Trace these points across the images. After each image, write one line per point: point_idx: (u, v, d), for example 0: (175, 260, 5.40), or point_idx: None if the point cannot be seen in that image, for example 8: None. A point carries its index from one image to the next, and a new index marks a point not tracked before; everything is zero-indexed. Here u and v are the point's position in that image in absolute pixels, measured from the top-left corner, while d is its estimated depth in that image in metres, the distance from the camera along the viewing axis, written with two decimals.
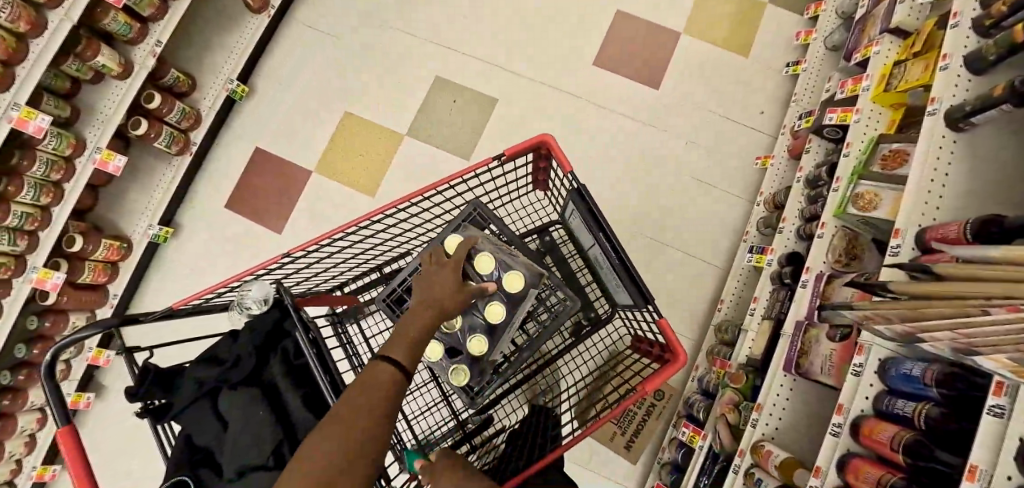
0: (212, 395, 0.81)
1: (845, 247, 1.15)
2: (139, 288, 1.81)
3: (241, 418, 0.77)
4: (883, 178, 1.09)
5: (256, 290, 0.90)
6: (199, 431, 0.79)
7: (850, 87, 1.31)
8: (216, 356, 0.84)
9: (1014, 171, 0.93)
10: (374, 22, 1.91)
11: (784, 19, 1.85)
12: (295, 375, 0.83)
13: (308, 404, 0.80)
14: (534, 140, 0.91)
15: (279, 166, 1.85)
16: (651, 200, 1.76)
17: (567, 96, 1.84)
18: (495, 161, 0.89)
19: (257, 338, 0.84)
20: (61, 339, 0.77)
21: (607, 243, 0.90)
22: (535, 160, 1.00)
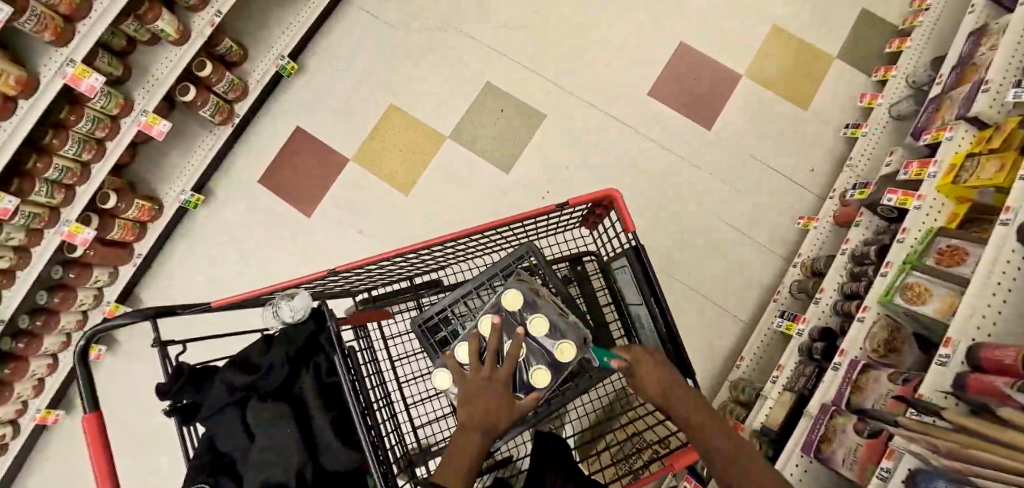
0: (243, 403, 0.80)
1: (884, 338, 1.12)
2: (165, 248, 1.81)
3: (272, 434, 0.75)
4: (936, 273, 1.05)
5: (296, 299, 0.91)
6: (228, 438, 0.78)
7: (915, 170, 1.26)
8: (249, 362, 0.82)
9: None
10: (425, 16, 1.89)
11: (848, 76, 1.80)
12: (325, 395, 0.82)
13: (335, 426, 0.79)
14: (601, 193, 0.89)
15: (320, 150, 1.84)
16: (652, 219, 1.73)
17: (614, 123, 1.79)
18: (558, 209, 0.87)
19: (292, 350, 0.84)
20: (98, 326, 0.77)
21: (656, 308, 0.88)
22: (593, 207, 0.99)
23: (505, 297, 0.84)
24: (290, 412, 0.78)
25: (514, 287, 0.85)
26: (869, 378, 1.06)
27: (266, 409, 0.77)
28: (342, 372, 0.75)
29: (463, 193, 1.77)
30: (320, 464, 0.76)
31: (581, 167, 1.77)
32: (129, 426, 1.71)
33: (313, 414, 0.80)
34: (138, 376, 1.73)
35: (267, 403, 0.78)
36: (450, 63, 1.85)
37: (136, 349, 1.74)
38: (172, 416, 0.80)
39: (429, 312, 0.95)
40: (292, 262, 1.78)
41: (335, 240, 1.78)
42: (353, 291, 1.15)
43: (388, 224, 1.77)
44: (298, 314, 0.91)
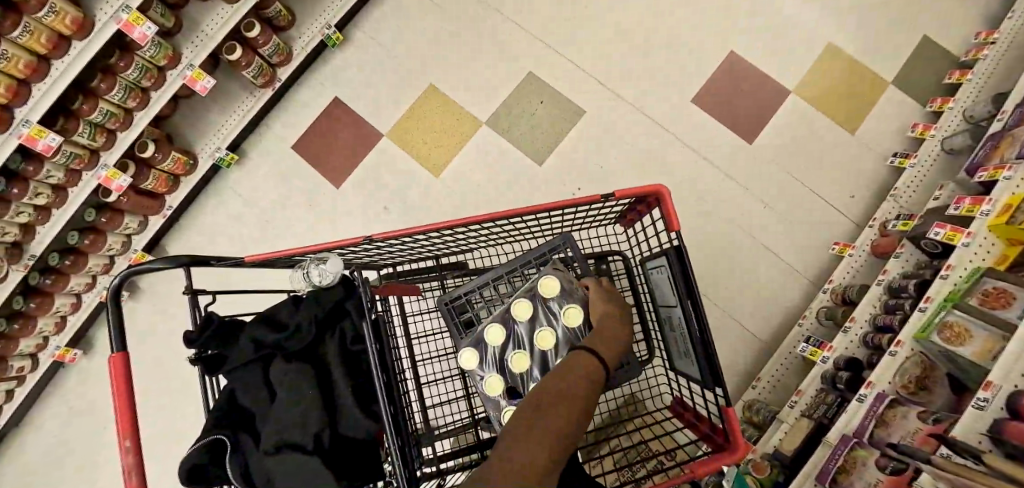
0: (265, 359, 0.81)
1: (917, 375, 1.08)
2: (194, 204, 1.83)
3: (293, 393, 0.75)
4: (977, 313, 1.01)
5: (329, 263, 0.89)
6: (248, 393, 0.79)
7: (967, 206, 1.21)
8: (277, 320, 0.83)
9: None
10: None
11: (900, 104, 1.74)
12: (348, 362, 0.82)
13: (355, 395, 0.78)
14: (648, 189, 0.86)
15: (355, 123, 1.84)
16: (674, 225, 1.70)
17: (652, 126, 1.76)
18: (603, 200, 0.85)
19: (320, 312, 0.84)
20: (133, 266, 0.77)
21: (692, 311, 0.86)
22: (636, 202, 0.97)
23: (542, 285, 0.87)
24: (311, 374, 0.78)
25: (553, 275, 0.87)
26: (896, 413, 1.03)
27: (289, 369, 0.78)
28: (369, 341, 0.74)
29: (492, 183, 1.76)
30: (338, 431, 0.76)
31: (615, 168, 1.74)
32: (160, 371, 1.74)
33: (336, 380, 0.80)
34: (167, 324, 1.76)
35: (290, 364, 0.79)
36: (457, 64, 1.84)
37: (167, 296, 1.77)
38: (195, 365, 0.81)
39: (457, 292, 0.96)
40: (316, 232, 1.78)
41: (360, 215, 1.78)
42: (380, 264, 1.15)
43: (415, 205, 1.77)
44: (326, 279, 0.89)
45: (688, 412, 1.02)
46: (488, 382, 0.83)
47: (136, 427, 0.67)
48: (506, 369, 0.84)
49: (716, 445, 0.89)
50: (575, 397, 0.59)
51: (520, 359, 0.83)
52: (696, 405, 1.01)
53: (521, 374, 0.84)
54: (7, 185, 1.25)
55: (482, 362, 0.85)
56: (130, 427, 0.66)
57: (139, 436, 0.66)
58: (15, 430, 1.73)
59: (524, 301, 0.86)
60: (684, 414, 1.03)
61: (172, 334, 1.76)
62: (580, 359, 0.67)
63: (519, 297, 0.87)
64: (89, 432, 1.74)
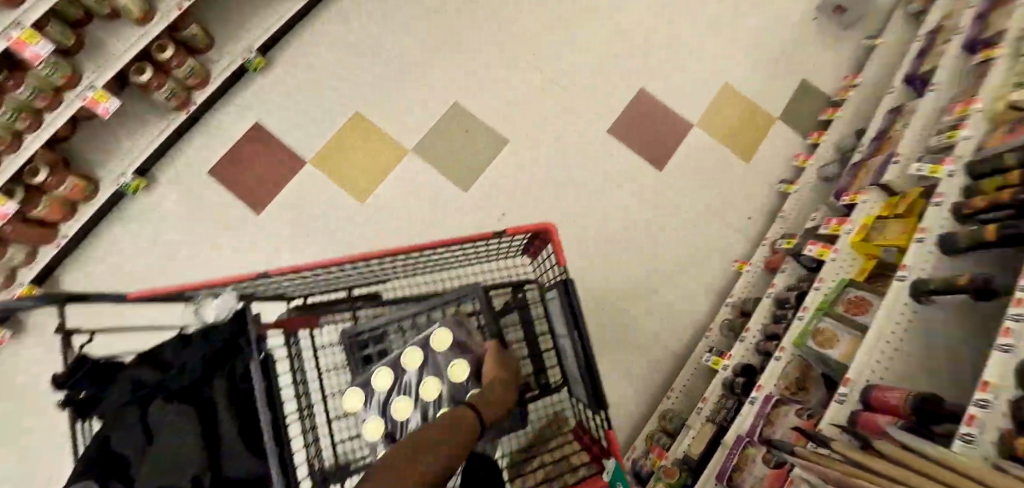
0: (142, 401, 0.85)
1: (797, 377, 1.21)
2: (95, 231, 1.71)
3: (174, 433, 0.79)
4: (844, 320, 1.17)
5: (219, 300, 0.94)
6: (125, 436, 0.81)
7: (834, 226, 1.39)
8: (163, 361, 0.90)
9: (941, 351, 1.01)
10: (403, 29, 1.92)
11: (785, 137, 1.97)
12: (235, 399, 0.86)
13: (241, 434, 0.83)
14: (537, 227, 0.95)
15: (277, 149, 1.81)
16: (594, 246, 1.80)
17: (575, 153, 1.87)
18: (496, 237, 0.93)
19: (208, 350, 0.89)
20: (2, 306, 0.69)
21: (577, 341, 0.93)
22: (533, 238, 1.05)
23: (435, 337, 0.91)
24: (194, 415, 0.81)
25: (445, 328, 0.92)
26: (780, 413, 1.15)
27: (168, 411, 0.81)
28: (257, 378, 0.76)
29: (418, 209, 1.78)
30: (219, 472, 0.79)
31: (538, 193, 1.82)
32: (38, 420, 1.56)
33: (220, 421, 0.83)
34: (54, 365, 1.60)
35: (169, 404, 0.82)
36: (458, 63, 1.92)
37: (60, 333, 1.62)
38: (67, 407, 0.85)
39: (361, 327, 1.00)
40: (231, 259, 1.72)
41: (281, 242, 1.74)
42: (291, 296, 1.17)
43: (340, 231, 1.75)
44: (223, 315, 0.94)
45: (583, 436, 1.07)
46: (369, 425, 0.82)
47: None
48: (389, 413, 0.85)
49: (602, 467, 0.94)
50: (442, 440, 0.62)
51: (401, 406, 0.84)
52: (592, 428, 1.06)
53: (402, 422, 0.83)
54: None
55: (367, 403, 0.86)
56: None
57: None
58: None
59: (414, 349, 0.89)
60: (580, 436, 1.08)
61: None
62: (462, 418, 0.69)
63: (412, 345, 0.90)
64: None
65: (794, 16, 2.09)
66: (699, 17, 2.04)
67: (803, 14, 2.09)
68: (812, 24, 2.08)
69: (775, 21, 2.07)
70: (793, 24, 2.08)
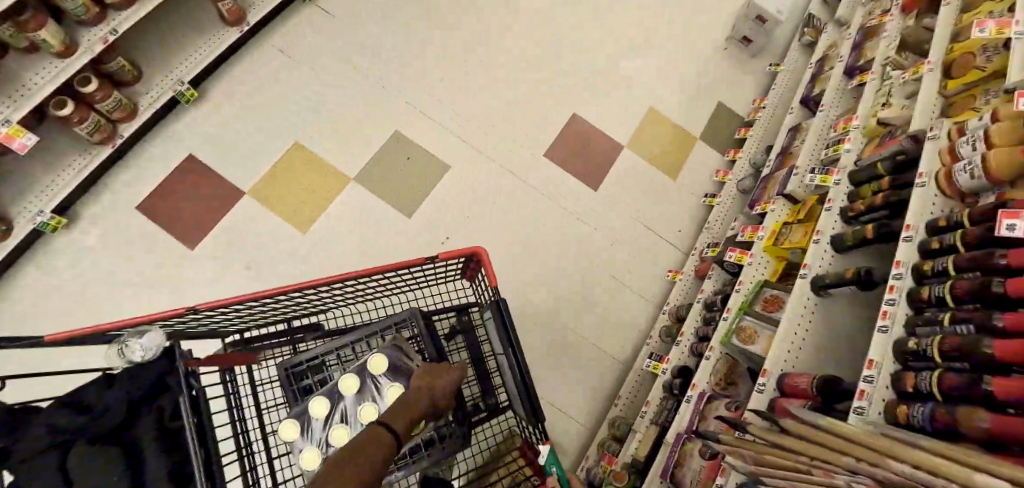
0: (63, 446, 0.78)
1: (725, 373, 1.31)
2: (5, 275, 1.58)
3: (93, 476, 0.75)
4: (763, 318, 1.29)
5: (144, 338, 0.91)
6: (36, 487, 0.73)
7: (749, 233, 1.53)
8: (84, 403, 0.83)
9: (841, 338, 1.15)
10: (346, 59, 1.96)
11: (706, 155, 2.14)
12: (165, 439, 0.83)
13: (172, 474, 0.79)
14: (467, 251, 0.97)
15: (212, 181, 1.77)
16: (539, 263, 1.87)
17: (516, 174, 1.95)
18: (427, 262, 0.94)
19: (135, 392, 0.86)
20: None
21: (512, 359, 0.94)
22: (467, 262, 1.07)
23: (371, 363, 0.90)
24: (118, 458, 0.78)
25: (381, 353, 0.91)
26: (712, 408, 1.23)
27: (90, 454, 0.76)
28: (187, 415, 0.78)
29: (362, 234, 1.79)
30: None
31: (483, 213, 1.88)
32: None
33: (147, 462, 0.79)
34: None
35: (91, 447, 0.77)
36: (458, 63, 2.04)
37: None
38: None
39: (299, 358, 0.99)
40: (162, 297, 1.64)
41: (218, 275, 1.68)
42: (226, 332, 1.15)
43: (281, 261, 1.73)
44: (148, 354, 0.90)
45: (526, 451, 1.09)
46: (306, 455, 0.83)
47: None
48: (328, 443, 0.85)
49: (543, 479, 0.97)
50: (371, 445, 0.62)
51: (341, 434, 0.85)
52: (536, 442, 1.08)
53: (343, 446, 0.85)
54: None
55: (305, 433, 0.86)
56: None
57: None
58: None
59: (351, 376, 0.89)
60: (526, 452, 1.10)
61: None
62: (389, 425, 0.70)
63: (348, 372, 0.90)
64: None
65: (708, 45, 2.30)
66: (625, 47, 2.21)
67: (715, 44, 2.31)
68: (724, 52, 2.31)
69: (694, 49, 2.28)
70: (707, 53, 2.29)
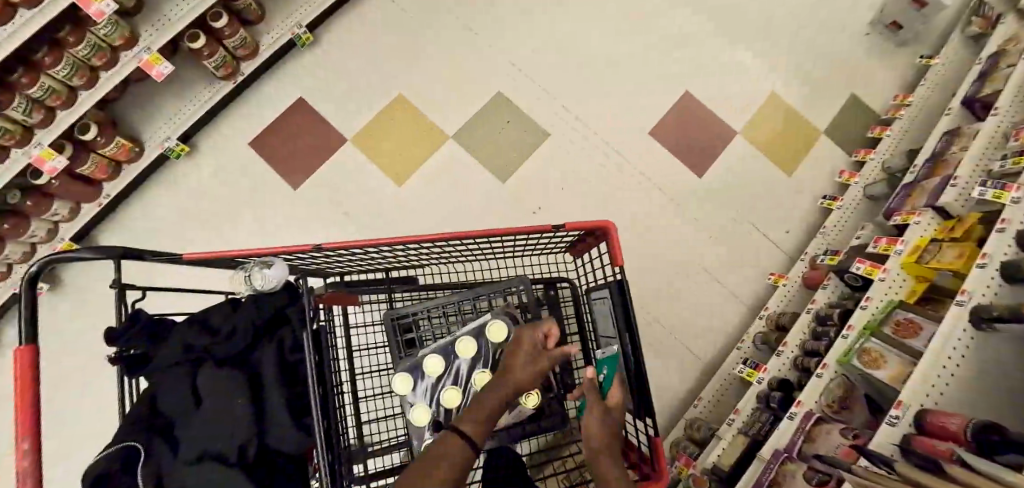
0: (195, 364, 0.83)
1: (839, 395, 1.19)
2: (135, 193, 1.72)
3: (222, 398, 0.79)
4: (894, 343, 1.14)
5: (274, 268, 0.92)
6: (173, 395, 0.80)
7: (884, 245, 1.34)
8: (211, 324, 0.86)
9: (993, 379, 1.00)
10: (412, 21, 1.90)
11: (830, 152, 1.93)
12: (285, 373, 0.85)
13: (289, 407, 0.82)
14: (595, 224, 0.91)
15: (318, 125, 1.81)
16: (628, 247, 1.78)
17: (612, 152, 1.85)
18: (554, 231, 0.89)
19: (260, 320, 0.88)
20: (63, 255, 0.76)
21: (629, 346, 0.90)
22: (585, 236, 1.02)
23: (490, 328, 0.88)
24: (245, 384, 0.81)
25: (502, 319, 0.90)
26: (821, 430, 1.12)
27: (220, 375, 0.81)
28: (309, 353, 0.80)
29: (453, 195, 1.77)
30: (264, 441, 0.80)
31: (576, 188, 1.81)
32: (73, 376, 1.58)
33: (269, 393, 0.82)
34: (85, 322, 1.61)
35: (221, 368, 0.82)
36: (563, 28, 1.94)
37: (91, 293, 1.63)
38: (117, 364, 0.82)
39: (404, 310, 0.99)
40: (264, 231, 1.72)
41: (315, 218, 1.74)
42: (331, 272, 1.17)
43: (374, 212, 1.75)
44: (269, 284, 0.92)
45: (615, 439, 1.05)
46: (415, 415, 0.83)
47: (37, 430, 0.68)
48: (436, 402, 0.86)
49: (642, 474, 0.91)
50: (452, 447, 0.62)
51: (451, 398, 0.84)
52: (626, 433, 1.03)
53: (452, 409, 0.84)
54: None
55: (415, 388, 0.86)
56: (29, 427, 0.66)
57: (37, 439, 0.67)
58: None
59: (468, 339, 0.87)
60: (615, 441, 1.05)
61: (95, 333, 1.61)
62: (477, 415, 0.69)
63: (464, 334, 0.88)
64: None
65: (845, 26, 2.03)
66: (751, 23, 2.00)
67: (857, 27, 2.04)
68: (866, 37, 2.03)
69: (761, 42, 2.00)
70: (843, 36, 2.02)
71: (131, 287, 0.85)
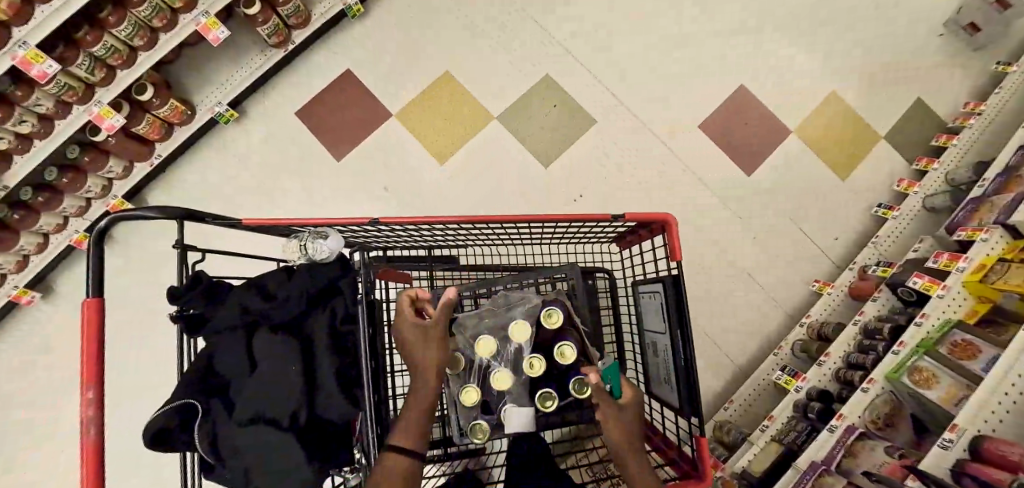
0: (249, 328, 0.84)
1: (886, 412, 1.16)
2: (185, 155, 1.75)
3: (278, 362, 0.80)
4: (949, 363, 1.09)
5: (330, 239, 0.93)
6: (229, 357, 0.82)
7: (944, 261, 1.27)
8: (267, 290, 0.86)
9: None
10: (438, 8, 1.85)
11: (889, 158, 1.84)
12: (336, 344, 0.85)
13: (338, 377, 0.82)
14: (656, 216, 0.90)
15: (364, 98, 1.80)
16: None
17: (659, 144, 1.81)
18: (612, 220, 0.89)
19: (313, 290, 0.88)
20: (131, 213, 0.77)
21: (680, 342, 0.89)
22: (639, 228, 1.00)
23: (546, 312, 0.83)
24: (296, 350, 0.82)
25: (558, 306, 0.84)
26: (863, 446, 1.10)
27: (274, 340, 0.82)
28: (363, 325, 0.84)
29: (494, 177, 1.76)
30: (314, 407, 0.80)
31: (619, 179, 1.77)
32: (127, 328, 1.64)
33: (320, 359, 0.83)
34: (133, 277, 1.67)
35: (275, 333, 0.83)
36: (616, 12, 1.87)
37: (151, 249, 1.69)
38: (177, 322, 0.83)
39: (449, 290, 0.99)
40: (307, 201, 1.74)
41: (356, 192, 1.75)
42: (376, 246, 1.18)
43: (414, 189, 1.75)
44: (323, 255, 0.93)
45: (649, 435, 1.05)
46: (464, 394, 0.80)
47: (100, 380, 0.71)
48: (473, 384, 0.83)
49: (682, 472, 0.90)
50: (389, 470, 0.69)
51: (501, 377, 0.80)
52: (665, 429, 1.02)
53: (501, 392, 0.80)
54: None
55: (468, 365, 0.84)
56: (93, 377, 0.70)
57: (101, 390, 0.71)
58: None
59: (522, 323, 0.82)
60: (652, 438, 1.03)
61: (143, 288, 1.67)
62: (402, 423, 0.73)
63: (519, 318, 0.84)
64: (34, 386, 1.63)
65: (914, 25, 1.91)
66: (815, 17, 1.90)
67: (931, 26, 1.91)
68: (940, 38, 1.91)
69: (768, 41, 1.88)
70: (912, 36, 1.91)
71: (192, 248, 0.86)
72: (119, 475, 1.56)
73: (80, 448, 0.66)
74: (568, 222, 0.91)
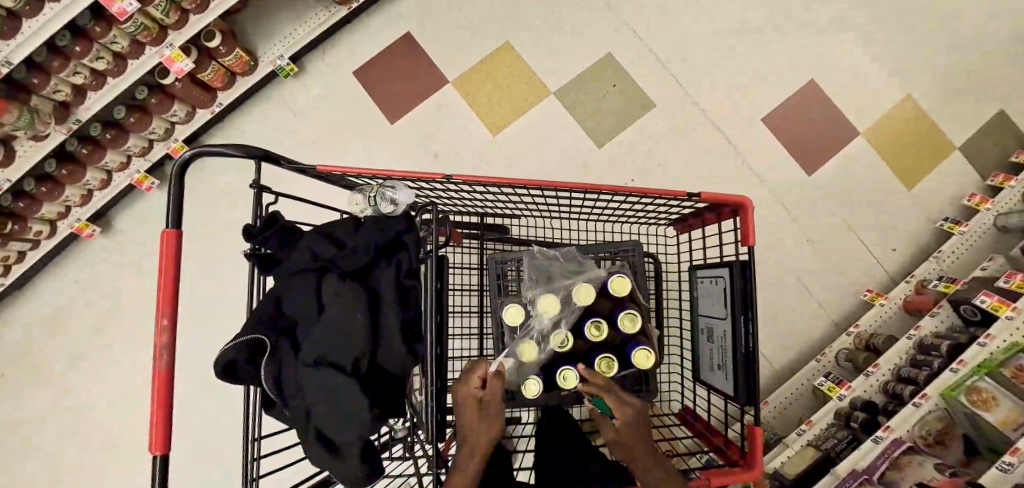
0: (318, 272, 0.85)
1: (937, 429, 1.13)
2: (244, 106, 1.78)
3: (344, 310, 0.79)
4: (1012, 388, 1.05)
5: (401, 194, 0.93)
6: (299, 301, 0.83)
7: (1017, 282, 1.21)
8: (339, 239, 0.86)
9: None
10: None
11: (962, 171, 1.74)
12: (400, 296, 0.84)
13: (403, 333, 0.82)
14: (733, 199, 0.87)
15: (423, 63, 1.79)
16: None
17: (718, 135, 1.75)
18: (688, 197, 0.87)
19: (382, 241, 0.86)
20: (208, 150, 0.77)
21: (742, 328, 0.88)
22: (706, 210, 0.98)
23: (615, 281, 0.85)
24: (362, 297, 0.81)
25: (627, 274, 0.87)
26: (911, 462, 1.08)
27: (343, 288, 0.81)
28: (431, 280, 0.83)
29: (546, 154, 1.74)
30: (375, 359, 0.81)
31: (674, 168, 1.73)
32: (192, 260, 1.70)
33: (386, 309, 0.83)
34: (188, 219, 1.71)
35: (343, 281, 0.83)
36: None
37: (221, 182, 1.74)
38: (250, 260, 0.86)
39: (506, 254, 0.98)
40: (359, 161, 1.75)
41: (408, 156, 1.75)
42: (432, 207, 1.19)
43: (465, 159, 1.74)
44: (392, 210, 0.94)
45: (691, 421, 1.05)
46: (523, 348, 0.85)
47: (174, 309, 0.73)
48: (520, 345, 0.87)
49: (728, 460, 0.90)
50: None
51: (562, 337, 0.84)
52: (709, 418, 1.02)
53: (560, 349, 0.84)
54: (50, 55, 1.21)
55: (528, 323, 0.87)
56: (168, 304, 0.72)
57: (175, 318, 0.73)
58: (12, 294, 1.68)
59: (587, 285, 0.85)
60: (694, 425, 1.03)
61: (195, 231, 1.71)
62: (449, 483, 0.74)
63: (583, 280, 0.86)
64: (91, 316, 1.70)
65: (994, 27, 1.76)
66: (900, 14, 1.79)
67: None
68: None
69: (837, 37, 1.79)
70: (1000, 38, 1.76)
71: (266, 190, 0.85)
72: (198, 394, 1.64)
73: (152, 373, 0.70)
74: (641, 196, 0.89)
